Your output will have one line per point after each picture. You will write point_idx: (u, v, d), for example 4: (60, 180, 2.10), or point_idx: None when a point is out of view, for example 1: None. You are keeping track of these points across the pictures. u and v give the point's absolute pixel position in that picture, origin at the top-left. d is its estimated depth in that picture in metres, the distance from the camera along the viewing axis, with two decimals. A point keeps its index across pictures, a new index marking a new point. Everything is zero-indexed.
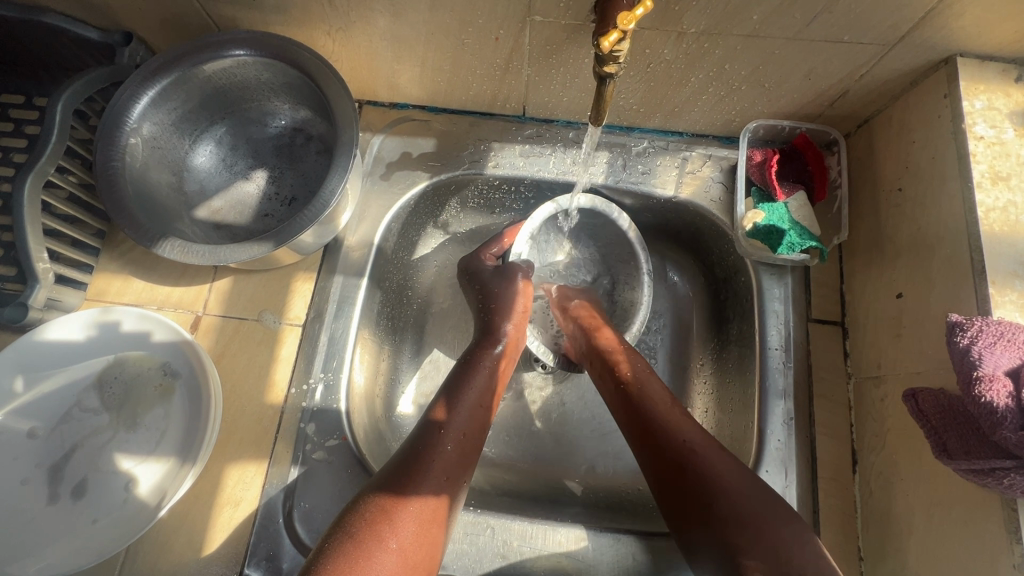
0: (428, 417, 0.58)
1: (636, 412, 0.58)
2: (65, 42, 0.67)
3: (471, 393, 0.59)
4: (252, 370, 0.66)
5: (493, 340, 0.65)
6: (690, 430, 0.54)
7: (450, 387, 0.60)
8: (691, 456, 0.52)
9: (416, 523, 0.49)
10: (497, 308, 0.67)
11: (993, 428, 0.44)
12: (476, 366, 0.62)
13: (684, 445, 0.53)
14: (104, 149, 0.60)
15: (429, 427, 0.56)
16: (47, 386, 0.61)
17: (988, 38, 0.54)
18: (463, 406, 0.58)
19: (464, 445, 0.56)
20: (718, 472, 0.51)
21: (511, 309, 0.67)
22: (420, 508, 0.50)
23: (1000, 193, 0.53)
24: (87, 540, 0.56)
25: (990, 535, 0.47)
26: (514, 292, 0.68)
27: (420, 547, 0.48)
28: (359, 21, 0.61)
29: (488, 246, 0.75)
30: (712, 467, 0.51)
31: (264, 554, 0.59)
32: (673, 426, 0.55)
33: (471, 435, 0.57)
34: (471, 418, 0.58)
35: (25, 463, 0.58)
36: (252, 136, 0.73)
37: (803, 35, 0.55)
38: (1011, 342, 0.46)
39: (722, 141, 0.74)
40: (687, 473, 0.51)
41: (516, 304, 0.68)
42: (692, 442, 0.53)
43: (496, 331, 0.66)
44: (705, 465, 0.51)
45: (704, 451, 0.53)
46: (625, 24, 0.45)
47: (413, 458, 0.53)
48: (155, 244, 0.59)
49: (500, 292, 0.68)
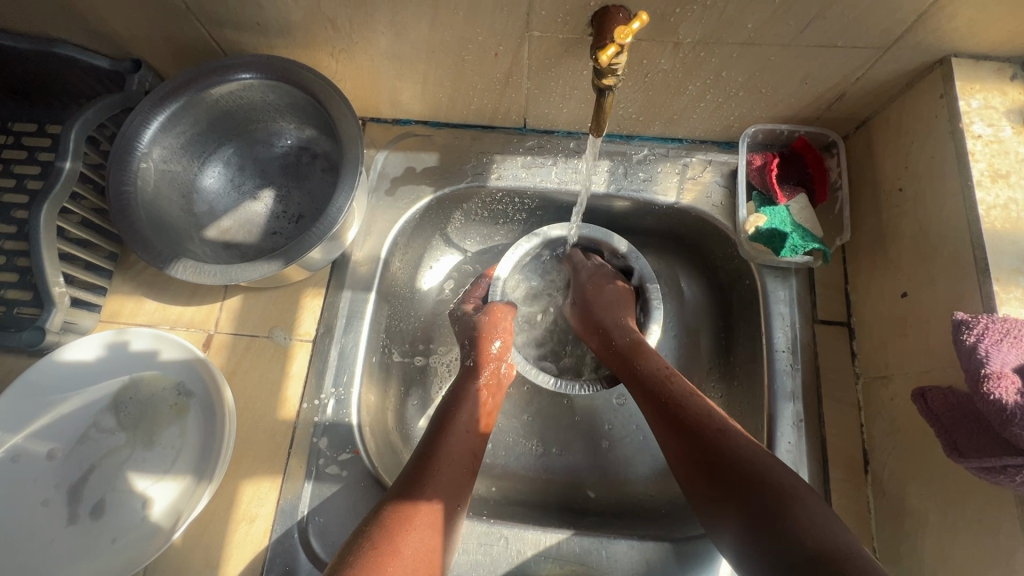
0: (427, 438, 0.59)
1: (653, 391, 0.60)
2: (75, 71, 0.69)
3: (460, 420, 0.60)
4: (264, 386, 0.67)
5: (480, 368, 0.67)
6: (696, 403, 0.57)
7: (445, 411, 0.62)
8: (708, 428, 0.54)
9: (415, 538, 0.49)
10: (477, 342, 0.68)
11: (1003, 425, 0.44)
12: (464, 396, 0.63)
13: (701, 413, 0.55)
14: (115, 174, 0.62)
15: (425, 449, 0.57)
16: (65, 409, 0.62)
17: (981, 38, 0.55)
18: (450, 435, 0.59)
19: (455, 472, 0.56)
20: (734, 442, 0.52)
21: (491, 343, 0.68)
22: (418, 525, 0.50)
23: (1001, 190, 0.54)
24: (106, 559, 0.56)
25: (1004, 533, 0.47)
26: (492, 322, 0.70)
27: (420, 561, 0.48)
28: (361, 42, 0.62)
29: (472, 289, 0.77)
30: (722, 434, 0.53)
31: (281, 570, 0.60)
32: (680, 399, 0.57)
33: (460, 457, 0.57)
34: (462, 444, 0.58)
35: (44, 485, 0.59)
36: (259, 156, 0.75)
37: (798, 41, 0.56)
38: (1017, 339, 0.46)
39: (722, 146, 0.75)
40: (707, 449, 0.52)
41: (494, 327, 0.70)
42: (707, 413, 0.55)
43: (479, 368, 0.67)
44: (717, 433, 0.53)
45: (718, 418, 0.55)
46: (622, 38, 0.47)
47: (411, 477, 0.55)
48: (166, 266, 0.60)
49: (476, 324, 0.70)
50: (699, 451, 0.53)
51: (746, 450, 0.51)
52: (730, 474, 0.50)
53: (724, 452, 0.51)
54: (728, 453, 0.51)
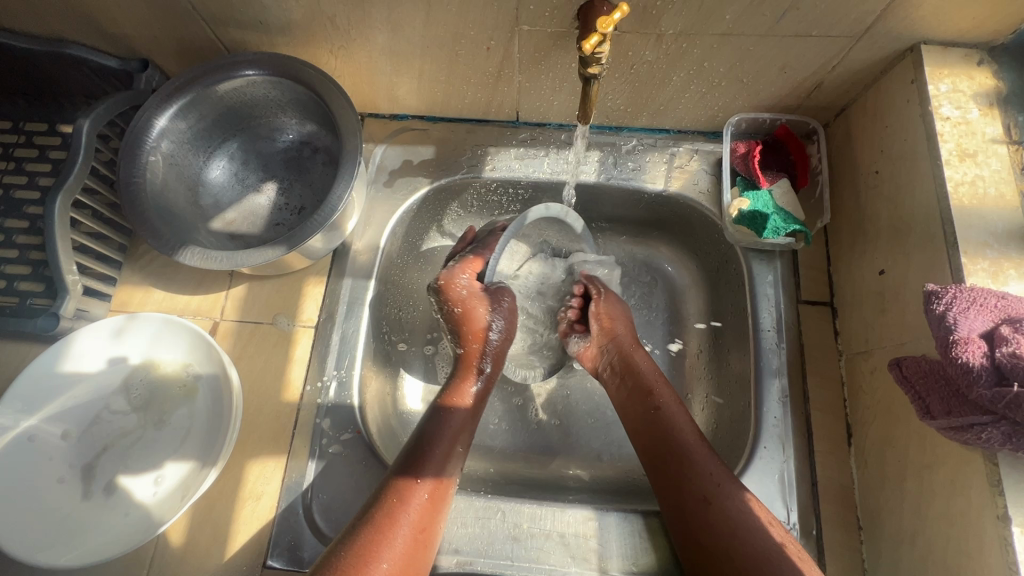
0: (420, 430, 0.60)
1: (669, 443, 0.60)
2: (85, 71, 0.72)
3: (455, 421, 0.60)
4: (269, 371, 0.70)
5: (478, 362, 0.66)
6: (710, 468, 0.58)
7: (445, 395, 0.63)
8: (713, 498, 0.56)
9: (414, 528, 0.52)
10: (479, 335, 0.66)
11: (969, 386, 0.47)
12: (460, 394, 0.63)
13: (710, 480, 0.57)
14: (126, 166, 0.65)
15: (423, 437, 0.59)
16: (78, 391, 0.64)
17: (947, 26, 0.58)
18: (444, 431, 0.59)
19: (446, 466, 0.57)
20: (738, 515, 0.54)
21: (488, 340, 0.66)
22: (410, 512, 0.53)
23: (968, 168, 0.56)
24: (119, 532, 0.59)
25: (973, 491, 0.49)
26: (494, 315, 0.67)
27: (418, 552, 0.51)
28: (358, 39, 0.65)
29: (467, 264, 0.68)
30: (731, 506, 0.55)
31: (287, 544, 0.62)
32: (694, 458, 0.58)
33: (456, 449, 0.59)
34: (454, 442, 0.59)
35: (59, 463, 0.62)
36: (262, 150, 0.77)
37: (774, 31, 0.59)
38: (983, 306, 0.49)
39: (708, 136, 0.78)
40: (711, 519, 0.55)
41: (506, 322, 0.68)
42: (714, 479, 0.57)
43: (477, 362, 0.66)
44: (725, 505, 0.55)
45: (725, 488, 0.56)
46: (604, 27, 0.50)
47: (405, 464, 0.56)
48: (175, 253, 0.62)
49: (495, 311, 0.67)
50: (698, 517, 0.56)
51: (747, 524, 0.54)
52: (726, 546, 0.53)
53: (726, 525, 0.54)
54: (727, 525, 0.54)
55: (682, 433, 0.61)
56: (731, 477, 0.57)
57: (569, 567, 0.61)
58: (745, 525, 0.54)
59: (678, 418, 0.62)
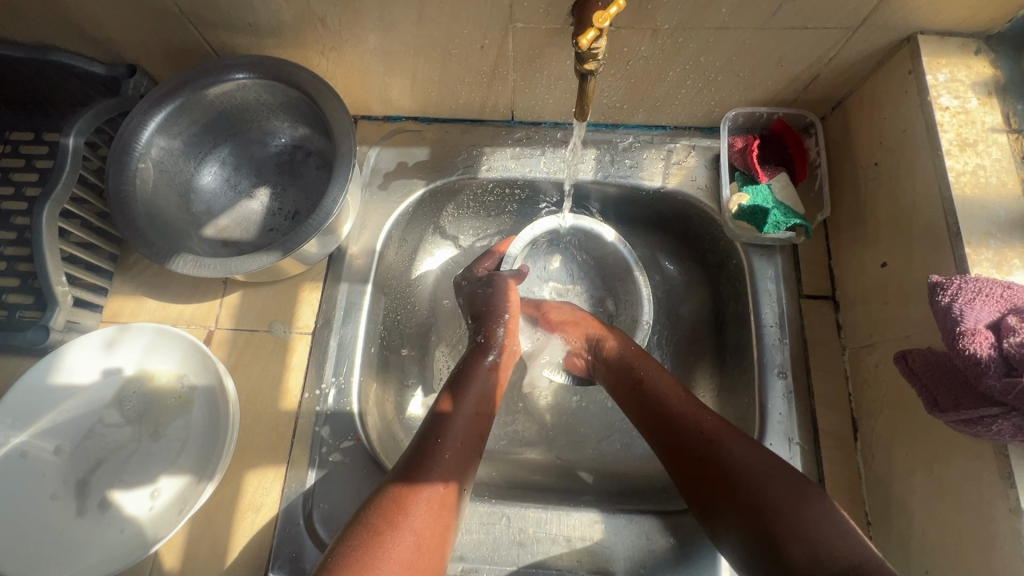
0: (432, 418, 0.57)
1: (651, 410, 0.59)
2: (70, 77, 0.70)
3: (468, 401, 0.59)
4: (265, 379, 0.68)
5: (488, 346, 0.66)
6: (699, 416, 0.55)
7: (442, 398, 0.60)
8: (707, 444, 0.53)
9: (428, 513, 0.49)
10: (490, 314, 0.69)
11: (978, 378, 0.46)
12: (472, 374, 0.62)
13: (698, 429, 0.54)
14: (115, 174, 0.63)
15: (425, 438, 0.55)
16: (70, 406, 0.63)
17: (943, 16, 0.57)
18: (458, 412, 0.58)
19: (462, 446, 0.55)
20: (737, 458, 0.50)
21: (499, 319, 0.68)
22: (422, 506, 0.49)
23: (969, 158, 0.56)
24: (113, 549, 0.57)
25: (985, 483, 0.48)
26: (502, 302, 0.69)
27: (432, 541, 0.48)
28: (350, 40, 0.64)
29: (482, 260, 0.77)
30: (727, 449, 0.51)
31: (287, 556, 0.60)
32: (680, 413, 0.56)
33: (466, 434, 0.57)
34: (466, 426, 0.57)
35: (52, 480, 0.60)
36: (254, 155, 0.76)
37: (771, 24, 0.58)
38: (989, 296, 0.48)
39: (704, 132, 0.77)
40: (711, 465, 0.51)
41: (504, 307, 0.69)
42: (709, 429, 0.54)
43: (487, 339, 0.67)
44: (724, 452, 0.51)
45: (716, 435, 0.53)
46: (600, 22, 0.49)
47: (416, 457, 0.53)
48: (167, 261, 0.61)
49: (491, 296, 0.70)
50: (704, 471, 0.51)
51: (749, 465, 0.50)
52: (741, 494, 0.48)
53: (732, 470, 0.50)
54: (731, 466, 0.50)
55: (657, 390, 0.60)
56: (724, 423, 0.54)
57: (575, 570, 0.60)
58: (744, 464, 0.50)
59: (654, 377, 0.62)
